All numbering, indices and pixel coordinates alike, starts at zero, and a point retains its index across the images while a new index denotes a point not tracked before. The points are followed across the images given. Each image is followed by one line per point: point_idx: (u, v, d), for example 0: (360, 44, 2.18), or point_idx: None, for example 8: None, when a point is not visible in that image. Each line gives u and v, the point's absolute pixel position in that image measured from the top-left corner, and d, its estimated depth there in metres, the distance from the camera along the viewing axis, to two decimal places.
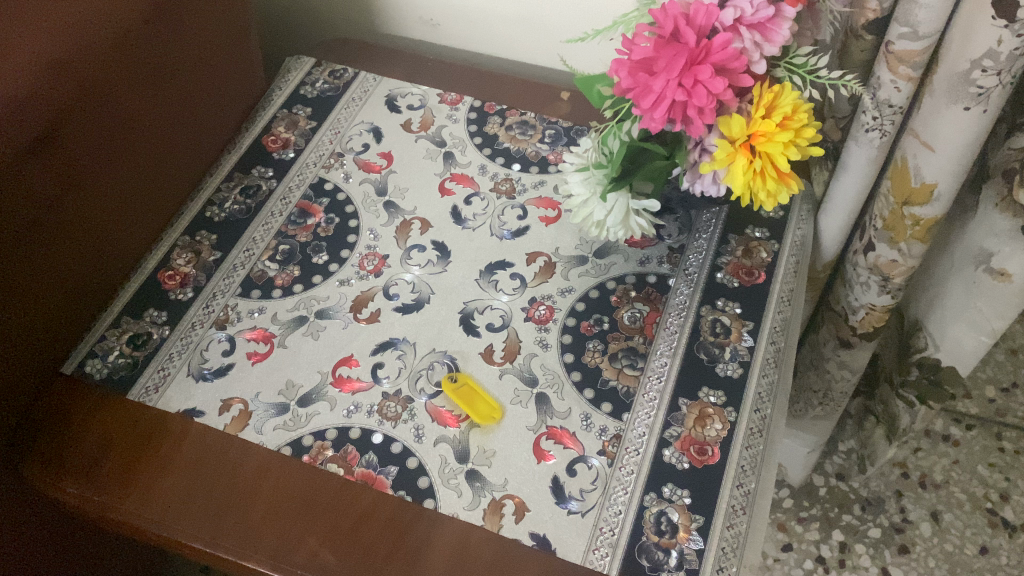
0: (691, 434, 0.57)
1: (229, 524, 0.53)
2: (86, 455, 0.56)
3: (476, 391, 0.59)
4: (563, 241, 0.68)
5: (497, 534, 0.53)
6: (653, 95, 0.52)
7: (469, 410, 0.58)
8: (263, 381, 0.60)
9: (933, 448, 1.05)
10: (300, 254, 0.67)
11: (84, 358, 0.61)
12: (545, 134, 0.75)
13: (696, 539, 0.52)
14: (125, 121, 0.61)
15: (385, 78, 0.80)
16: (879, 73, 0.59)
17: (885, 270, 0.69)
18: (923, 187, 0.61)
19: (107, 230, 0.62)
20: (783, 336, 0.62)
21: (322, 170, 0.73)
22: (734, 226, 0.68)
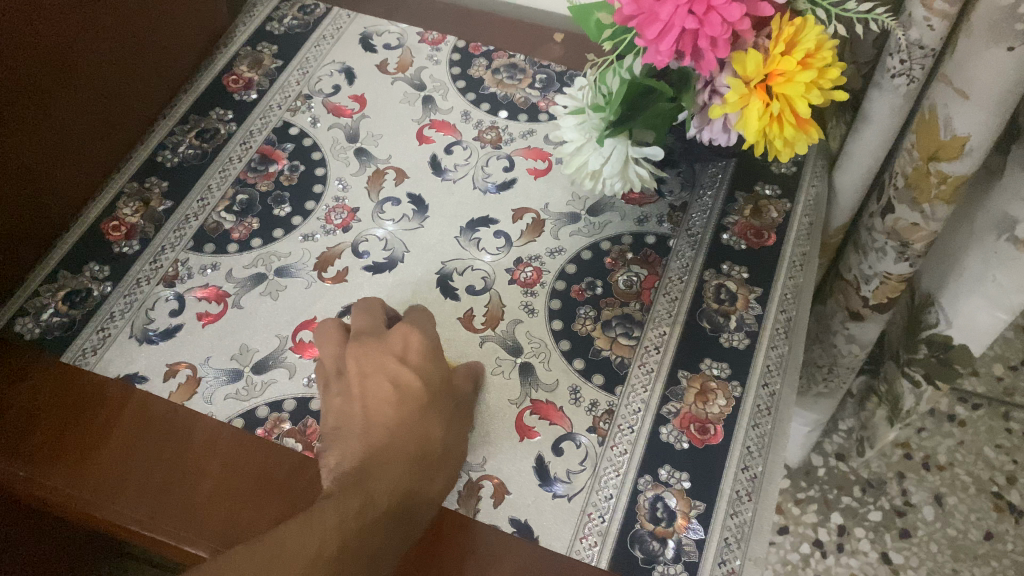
0: (691, 411, 0.51)
1: (170, 505, 0.47)
2: (11, 424, 0.50)
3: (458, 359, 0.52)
4: (554, 196, 0.61)
5: (473, 519, 0.47)
6: (659, 23, 0.45)
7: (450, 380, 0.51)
8: (213, 344, 0.53)
9: (937, 428, 1.00)
10: (259, 205, 0.60)
11: (14, 316, 0.54)
12: (535, 79, 0.68)
13: (695, 528, 0.46)
14: (63, 50, 0.53)
15: (360, 15, 0.73)
16: (909, 9, 0.52)
17: (904, 234, 0.63)
18: (955, 140, 0.54)
19: (41, 172, 0.55)
20: (795, 304, 0.56)
21: (288, 113, 0.66)
22: (742, 182, 0.62)
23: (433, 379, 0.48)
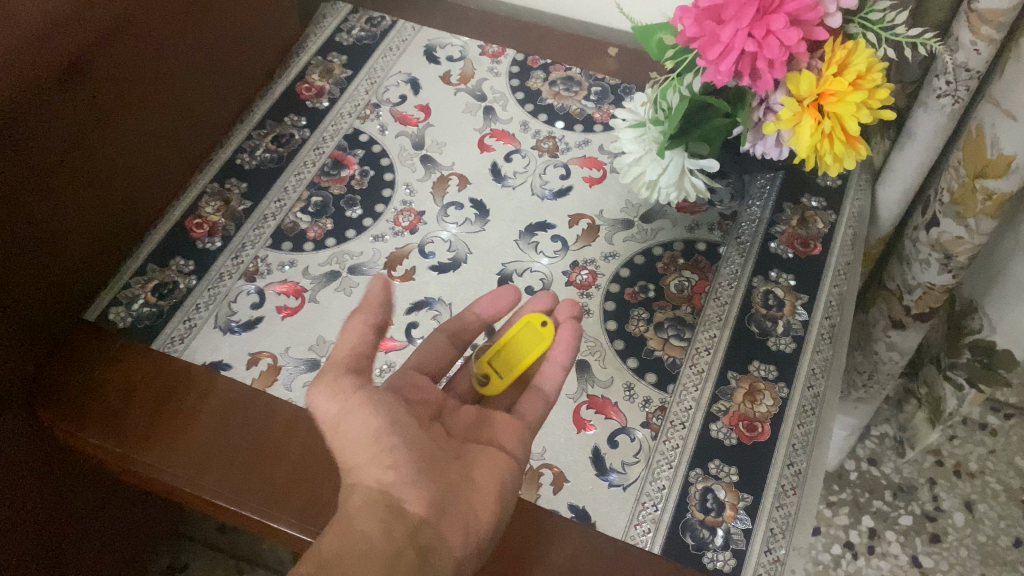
0: (739, 410, 0.54)
1: (253, 483, 0.51)
2: (108, 401, 0.54)
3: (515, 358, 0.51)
4: (608, 203, 0.65)
5: (534, 504, 0.50)
6: (719, 45, 0.48)
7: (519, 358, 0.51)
8: (292, 336, 0.57)
9: (969, 436, 1.02)
10: (333, 207, 0.64)
11: (108, 305, 0.59)
12: (590, 91, 0.72)
13: (743, 518, 0.50)
14: (154, 58, 0.58)
15: (424, 28, 0.77)
16: (957, 33, 0.55)
17: (948, 246, 0.65)
18: (1001, 158, 0.56)
19: (133, 173, 0.59)
20: (838, 311, 0.59)
21: (357, 121, 0.70)
22: (789, 194, 0.65)
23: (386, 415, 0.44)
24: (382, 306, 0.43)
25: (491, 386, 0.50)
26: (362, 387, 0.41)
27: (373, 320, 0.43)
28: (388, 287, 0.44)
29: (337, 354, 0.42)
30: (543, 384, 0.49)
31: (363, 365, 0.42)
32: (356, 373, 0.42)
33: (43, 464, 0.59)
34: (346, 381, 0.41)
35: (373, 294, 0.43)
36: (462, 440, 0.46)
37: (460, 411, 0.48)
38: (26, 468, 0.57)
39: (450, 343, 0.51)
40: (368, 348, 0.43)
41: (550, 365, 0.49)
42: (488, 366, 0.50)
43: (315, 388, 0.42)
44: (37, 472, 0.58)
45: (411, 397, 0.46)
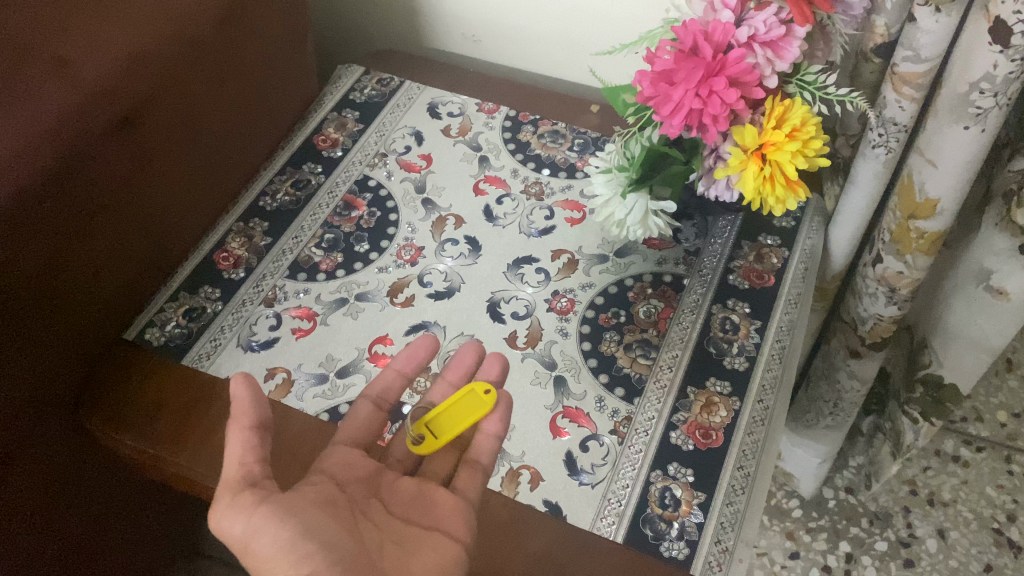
0: (697, 419, 0.61)
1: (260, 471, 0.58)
2: (144, 409, 0.62)
3: (454, 422, 0.55)
4: (587, 240, 0.73)
5: (513, 499, 0.57)
6: (671, 103, 0.57)
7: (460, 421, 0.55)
8: (305, 353, 0.65)
9: (941, 468, 1.07)
10: (343, 243, 0.73)
11: (144, 326, 0.66)
12: (574, 143, 0.81)
13: (696, 513, 0.56)
14: (193, 113, 0.67)
15: (427, 87, 0.87)
16: (885, 93, 0.64)
17: (891, 281, 0.73)
18: (927, 202, 0.65)
19: (171, 212, 0.68)
20: (789, 335, 0.66)
21: (367, 168, 0.79)
22: (748, 234, 0.73)
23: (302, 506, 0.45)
24: (254, 409, 0.46)
25: (420, 444, 0.55)
26: (260, 500, 0.43)
27: (248, 424, 0.45)
28: (251, 387, 0.46)
29: (229, 474, 0.44)
30: (479, 455, 0.55)
31: (256, 473, 0.44)
32: (253, 486, 0.44)
33: (83, 470, 0.66)
34: (245, 498, 0.43)
35: (241, 403, 0.45)
36: (405, 519, 0.51)
37: (400, 484, 0.53)
38: (69, 472, 0.65)
39: (376, 407, 0.56)
40: (256, 455, 0.45)
41: (483, 437, 0.55)
42: (424, 428, 0.56)
43: (215, 514, 0.43)
44: (85, 470, 0.66)
45: (343, 477, 0.50)
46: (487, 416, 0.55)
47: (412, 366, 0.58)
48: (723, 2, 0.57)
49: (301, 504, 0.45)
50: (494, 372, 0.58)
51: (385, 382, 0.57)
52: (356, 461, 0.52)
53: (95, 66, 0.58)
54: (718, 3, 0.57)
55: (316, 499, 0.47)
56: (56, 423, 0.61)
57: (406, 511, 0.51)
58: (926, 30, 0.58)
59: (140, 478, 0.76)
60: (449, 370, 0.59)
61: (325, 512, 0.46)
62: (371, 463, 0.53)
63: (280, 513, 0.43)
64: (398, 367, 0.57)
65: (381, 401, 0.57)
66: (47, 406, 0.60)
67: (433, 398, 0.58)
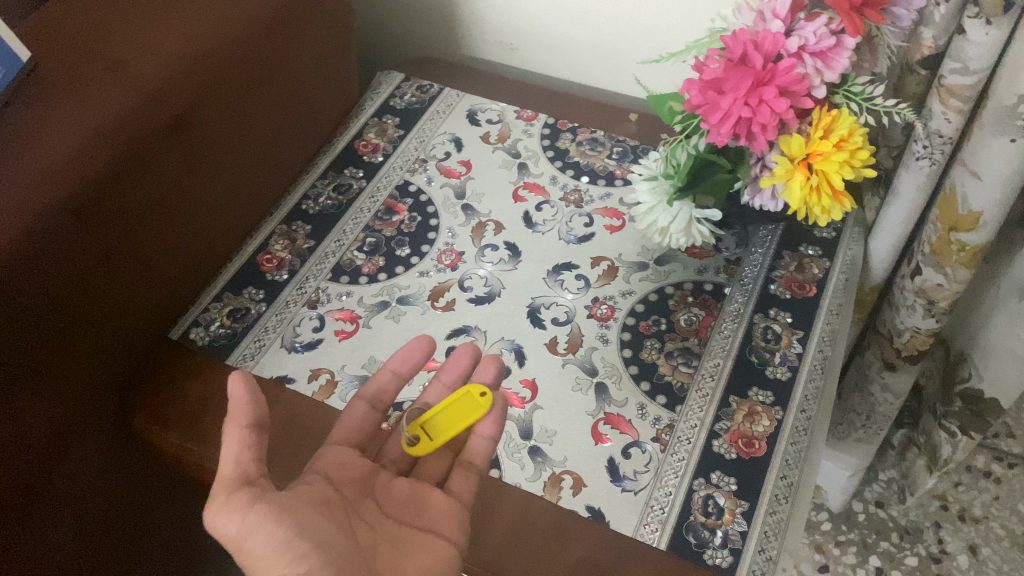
0: (739, 428, 0.60)
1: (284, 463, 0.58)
2: (189, 407, 0.63)
3: (451, 424, 0.54)
4: (626, 248, 0.73)
5: (556, 504, 0.57)
6: (720, 112, 0.57)
7: (458, 423, 0.54)
8: (348, 355, 0.65)
9: (973, 483, 1.06)
10: (385, 247, 0.73)
11: (189, 326, 0.67)
12: (613, 151, 0.81)
13: (740, 522, 0.55)
14: (241, 115, 0.68)
15: (467, 94, 0.88)
16: (931, 105, 0.64)
17: (930, 293, 0.73)
18: (969, 214, 0.65)
19: (218, 213, 0.69)
20: (831, 345, 0.66)
21: (408, 173, 0.80)
22: (789, 244, 0.73)
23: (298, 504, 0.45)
24: (250, 407, 0.45)
25: (415, 446, 0.54)
26: (255, 500, 0.43)
27: (245, 422, 0.44)
28: (249, 385, 0.45)
29: (225, 472, 0.43)
30: (474, 458, 0.55)
31: (253, 473, 0.44)
32: (248, 485, 0.43)
33: (125, 466, 0.67)
34: (240, 496, 0.42)
35: (238, 400, 0.44)
36: (398, 520, 0.51)
37: (393, 487, 0.53)
38: (113, 468, 0.65)
39: (371, 408, 0.55)
40: (253, 454, 0.44)
41: (478, 438, 0.55)
42: (419, 429, 0.55)
43: (211, 511, 0.43)
44: (129, 466, 0.67)
45: (337, 478, 0.50)
46: (483, 418, 0.55)
47: (408, 367, 0.56)
48: (773, 12, 0.57)
49: (298, 504, 0.45)
50: (490, 374, 0.56)
51: (379, 383, 0.56)
52: (351, 461, 0.52)
53: (150, 69, 0.59)
54: (768, 13, 0.58)
55: (311, 499, 0.46)
56: (103, 418, 0.61)
57: (398, 510, 0.51)
58: (976, 42, 0.58)
59: (185, 477, 0.77)
60: (445, 369, 0.58)
61: (320, 511, 0.46)
62: (365, 463, 0.52)
63: (276, 511, 0.43)
64: (393, 368, 0.56)
65: (376, 402, 0.56)
66: (94, 402, 0.60)
67: (428, 400, 0.57)
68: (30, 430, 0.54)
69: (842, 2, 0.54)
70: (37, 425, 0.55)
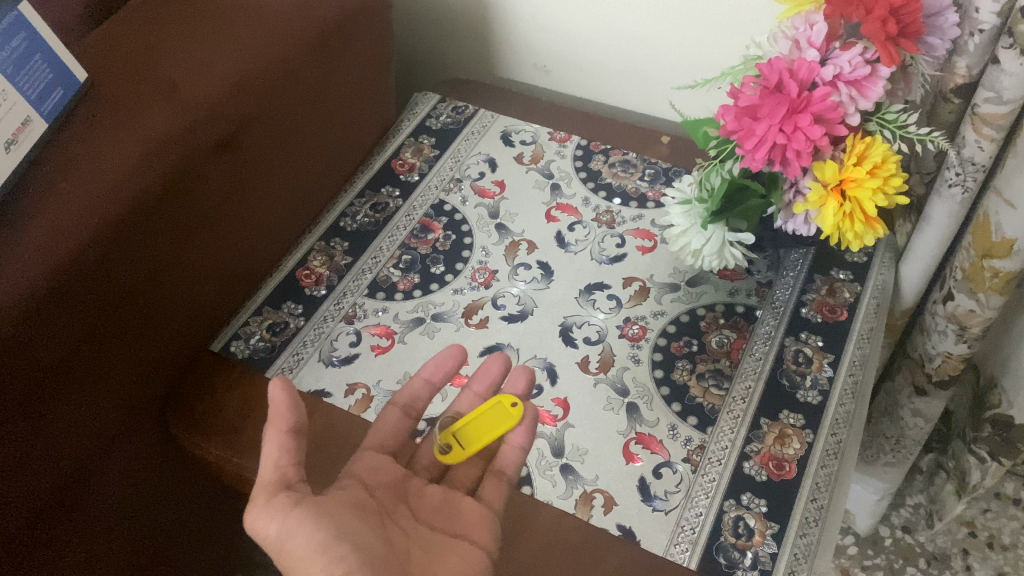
0: (770, 450, 0.61)
1: (320, 473, 0.60)
2: (229, 419, 0.64)
3: (483, 434, 0.56)
4: (658, 269, 0.74)
5: (587, 522, 0.58)
6: (755, 137, 0.58)
7: (490, 433, 0.56)
8: (384, 370, 0.66)
9: (1002, 511, 1.06)
10: (420, 264, 0.75)
11: (230, 339, 0.69)
12: (645, 173, 0.82)
13: (770, 544, 0.56)
14: (285, 135, 0.70)
15: (501, 116, 0.89)
16: (964, 133, 0.65)
17: (962, 319, 0.73)
18: (1004, 241, 0.65)
19: (261, 230, 0.71)
20: (862, 370, 0.67)
21: (443, 192, 0.81)
22: (820, 267, 0.74)
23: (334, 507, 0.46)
24: (290, 411, 0.46)
25: (449, 455, 0.56)
26: (295, 503, 0.44)
27: (284, 426, 0.46)
28: (289, 391, 0.46)
29: (265, 476, 0.45)
30: (505, 467, 0.56)
31: (292, 476, 0.45)
32: (287, 489, 0.45)
33: (166, 474, 0.69)
34: (280, 500, 0.44)
35: (278, 405, 0.46)
36: (430, 525, 0.52)
37: (426, 491, 0.54)
38: (154, 475, 0.67)
39: (404, 415, 0.57)
40: (291, 459, 0.45)
41: (510, 448, 0.56)
42: (451, 437, 0.56)
43: (251, 514, 0.44)
44: (168, 475, 0.69)
45: (371, 482, 0.51)
46: (512, 429, 0.56)
47: (440, 376, 0.57)
48: (808, 41, 0.58)
49: (336, 507, 0.46)
50: (519, 386, 0.58)
51: (412, 390, 0.57)
52: (383, 467, 0.53)
53: (200, 90, 0.62)
54: (804, 42, 0.59)
55: (347, 501, 0.47)
56: (145, 427, 0.63)
57: (431, 516, 0.53)
58: (1010, 73, 0.58)
59: (220, 488, 0.79)
60: (476, 378, 0.59)
61: (356, 514, 0.47)
62: (398, 470, 0.53)
63: (314, 514, 0.44)
64: (426, 375, 0.57)
65: (409, 409, 0.57)
66: (138, 411, 0.62)
67: (460, 408, 0.58)
68: (77, 438, 0.56)
69: (877, 32, 0.55)
70: (84, 434, 0.56)
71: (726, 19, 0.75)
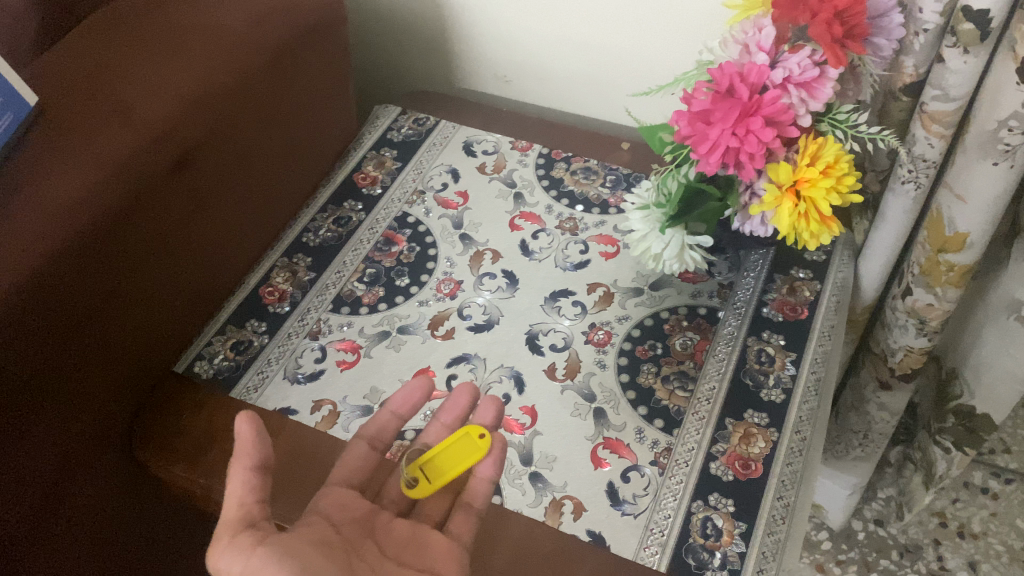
0: (736, 450, 0.61)
1: (293, 494, 0.59)
2: (193, 441, 0.63)
3: (449, 467, 0.55)
4: (622, 274, 0.75)
5: (557, 529, 0.58)
6: (708, 142, 0.58)
7: (456, 467, 0.55)
8: (350, 386, 0.66)
9: (971, 499, 1.07)
10: (384, 277, 0.75)
11: (193, 360, 0.68)
12: (606, 179, 0.83)
13: (738, 543, 0.56)
14: (243, 152, 0.70)
15: (463, 126, 0.90)
16: (914, 130, 0.66)
17: (920, 312, 0.74)
18: (957, 235, 0.66)
19: (221, 248, 0.70)
20: (824, 367, 0.67)
21: (406, 205, 0.81)
22: (780, 267, 0.75)
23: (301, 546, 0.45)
24: (255, 447, 0.46)
25: (416, 488, 0.55)
26: (258, 543, 0.43)
27: (249, 463, 0.46)
28: (256, 425, 0.46)
29: (228, 514, 0.45)
30: (473, 499, 0.55)
31: (255, 514, 0.45)
32: (251, 527, 0.44)
33: (134, 498, 0.68)
34: (243, 538, 0.43)
35: (244, 440, 0.45)
36: (398, 560, 0.51)
37: (393, 526, 0.53)
38: (121, 500, 0.66)
39: (371, 448, 0.56)
40: (256, 496, 0.45)
41: (478, 479, 0.56)
42: (418, 471, 0.56)
43: (214, 553, 0.44)
44: (133, 500, 0.68)
45: (338, 518, 0.51)
46: (481, 461, 0.55)
47: (407, 408, 0.57)
48: (757, 45, 0.59)
49: (301, 544, 0.45)
50: (489, 415, 0.57)
51: (378, 424, 0.57)
52: (350, 502, 0.52)
53: (154, 111, 0.61)
54: (753, 46, 0.59)
55: (314, 539, 0.47)
56: (107, 453, 0.63)
57: (398, 550, 0.52)
58: (955, 70, 0.60)
59: (189, 513, 0.78)
60: (444, 410, 0.59)
61: (323, 552, 0.46)
62: (364, 504, 0.53)
63: (278, 553, 0.43)
64: (391, 408, 0.57)
65: (376, 441, 0.57)
66: (100, 439, 0.61)
67: (427, 440, 0.58)
68: (35, 465, 0.55)
69: (824, 35, 0.56)
70: (42, 462, 0.56)
71: (680, 25, 0.76)
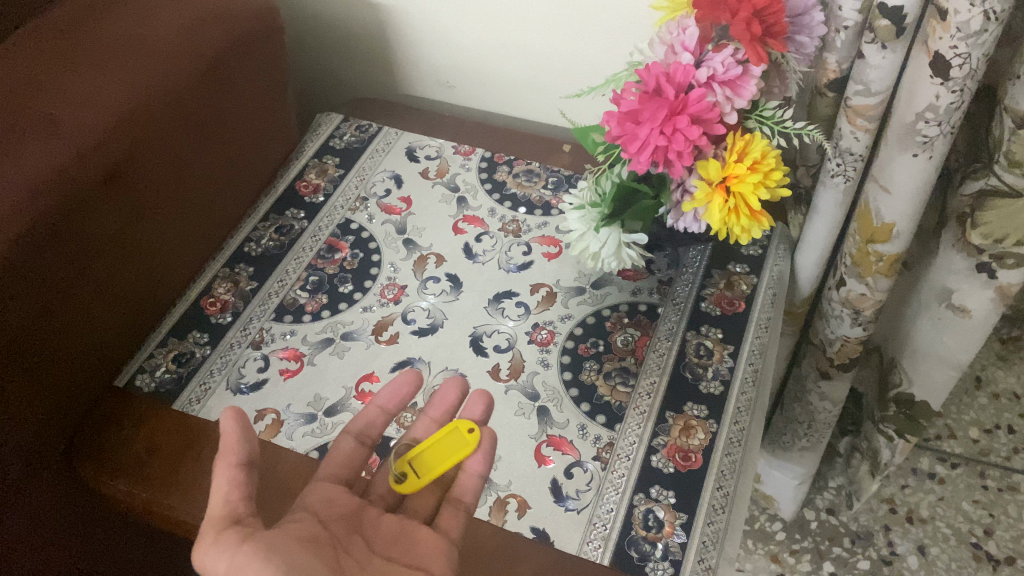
0: (676, 443, 0.63)
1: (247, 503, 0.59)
2: (136, 455, 0.62)
3: (441, 462, 0.55)
4: (564, 274, 0.76)
5: (501, 527, 0.58)
6: (638, 141, 0.59)
7: (447, 462, 0.55)
8: (293, 394, 0.66)
9: (919, 485, 1.10)
10: (327, 284, 0.75)
11: (134, 373, 0.68)
12: (548, 181, 0.84)
13: (679, 534, 0.57)
14: (179, 163, 0.69)
15: (405, 132, 0.90)
16: (840, 125, 0.68)
17: (855, 303, 0.76)
18: (884, 226, 0.68)
19: (160, 260, 0.70)
20: (761, 358, 0.69)
21: (349, 212, 0.81)
22: (718, 263, 0.77)
23: (288, 540, 0.46)
24: (240, 444, 0.46)
25: (406, 484, 0.55)
26: (244, 538, 0.44)
27: (235, 460, 0.46)
28: (242, 422, 0.46)
29: (215, 511, 0.45)
30: (463, 495, 0.55)
31: (241, 511, 0.45)
32: (237, 523, 0.44)
33: (71, 516, 0.67)
34: (229, 536, 0.43)
35: (229, 436, 0.46)
36: (387, 557, 0.51)
37: (382, 521, 0.53)
38: (58, 518, 0.65)
39: (359, 444, 0.56)
40: (241, 492, 0.45)
41: (467, 475, 0.56)
42: (407, 466, 0.55)
43: (200, 551, 0.44)
44: (71, 518, 0.67)
45: (325, 514, 0.51)
46: (471, 455, 0.55)
47: (395, 403, 0.56)
48: (682, 45, 0.60)
49: (286, 541, 0.45)
50: (478, 411, 0.57)
51: (366, 419, 0.56)
52: (339, 498, 0.52)
53: (84, 123, 0.61)
54: (678, 46, 0.61)
55: (300, 535, 0.47)
56: (46, 469, 0.62)
57: (387, 548, 0.52)
58: (875, 65, 0.62)
59: (128, 532, 0.77)
60: (432, 404, 0.58)
61: (308, 549, 0.46)
62: (353, 499, 0.53)
63: (264, 550, 0.43)
64: (380, 403, 0.56)
65: (364, 437, 0.56)
66: (38, 455, 0.61)
67: (417, 435, 0.57)
68: None
69: (744, 34, 0.57)
70: None
71: (613, 26, 0.77)
